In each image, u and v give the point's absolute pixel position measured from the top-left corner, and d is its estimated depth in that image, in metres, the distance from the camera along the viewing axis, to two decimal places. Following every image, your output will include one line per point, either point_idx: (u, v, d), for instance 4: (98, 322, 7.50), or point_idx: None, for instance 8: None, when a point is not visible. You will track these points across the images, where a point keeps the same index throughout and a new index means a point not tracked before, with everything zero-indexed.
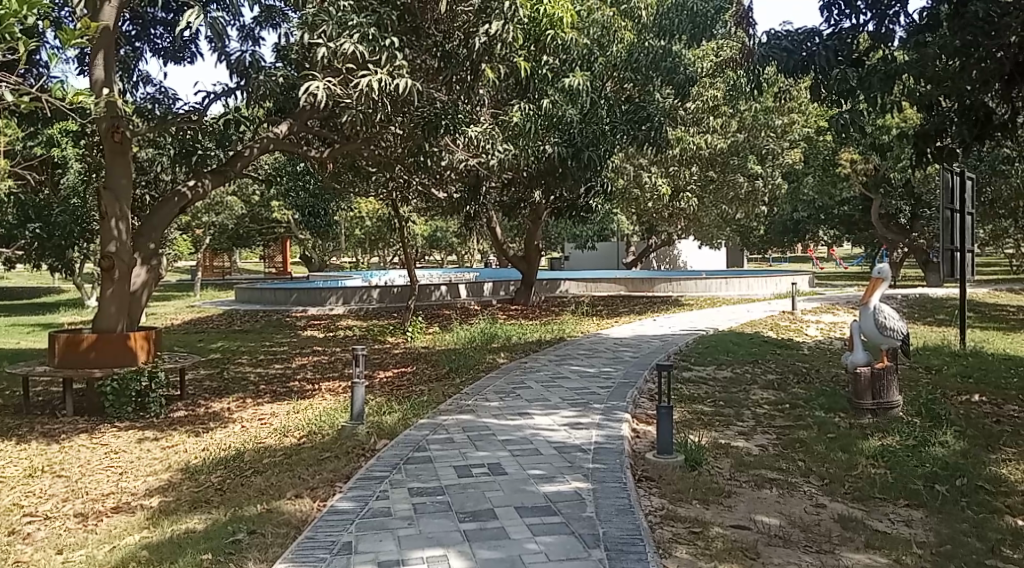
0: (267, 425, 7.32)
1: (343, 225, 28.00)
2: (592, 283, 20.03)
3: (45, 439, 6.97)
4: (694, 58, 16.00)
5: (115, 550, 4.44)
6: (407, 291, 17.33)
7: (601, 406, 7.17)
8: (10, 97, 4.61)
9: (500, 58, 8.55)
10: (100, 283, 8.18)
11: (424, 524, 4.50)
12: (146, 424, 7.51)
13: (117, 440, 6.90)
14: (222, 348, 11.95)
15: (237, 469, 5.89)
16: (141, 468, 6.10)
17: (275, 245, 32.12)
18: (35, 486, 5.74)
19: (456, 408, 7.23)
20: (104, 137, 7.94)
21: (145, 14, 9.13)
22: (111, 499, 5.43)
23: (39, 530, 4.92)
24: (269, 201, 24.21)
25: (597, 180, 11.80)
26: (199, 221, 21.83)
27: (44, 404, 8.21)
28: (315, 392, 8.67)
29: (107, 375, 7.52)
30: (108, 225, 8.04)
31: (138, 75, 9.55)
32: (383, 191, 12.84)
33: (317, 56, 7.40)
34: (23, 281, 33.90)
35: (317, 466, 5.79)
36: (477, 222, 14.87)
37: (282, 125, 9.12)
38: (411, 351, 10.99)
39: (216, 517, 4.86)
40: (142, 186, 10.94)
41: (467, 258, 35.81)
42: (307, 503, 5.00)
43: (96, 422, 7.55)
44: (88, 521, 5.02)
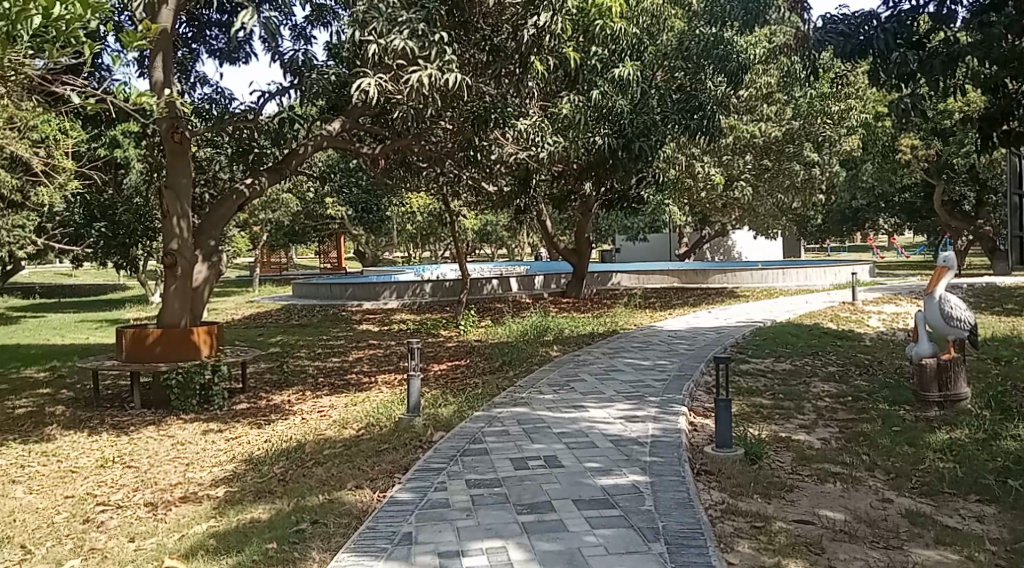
0: (326, 417, 7.45)
1: (395, 221, 28.27)
2: (644, 275, 19.89)
3: (116, 431, 7.21)
4: (747, 44, 15.67)
5: (185, 538, 4.57)
6: (459, 285, 17.42)
7: (656, 399, 7.11)
8: (78, 100, 4.68)
9: (549, 50, 8.52)
10: (164, 279, 8.42)
11: (482, 515, 4.53)
12: (210, 416, 7.71)
13: (184, 432, 7.09)
14: (281, 342, 12.19)
15: (299, 461, 6.00)
16: (206, 458, 6.26)
17: (330, 241, 32.66)
18: (107, 476, 5.94)
19: (511, 401, 7.24)
20: (164, 138, 8.11)
21: (200, 15, 9.33)
22: (179, 489, 5.59)
23: (111, 519, 5.08)
24: (323, 198, 24.58)
25: (650, 172, 11.59)
26: (257, 219, 22.34)
27: (113, 398, 8.47)
28: (372, 385, 8.79)
29: (172, 369, 7.74)
30: (170, 223, 8.27)
31: (195, 75, 9.80)
32: (435, 185, 12.92)
33: (368, 54, 7.51)
34: (91, 279, 35.28)
35: (376, 457, 5.87)
36: (528, 215, 14.85)
37: (334, 123, 9.30)
38: (464, 344, 11.08)
39: (280, 507, 4.96)
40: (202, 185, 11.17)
41: (518, 251, 35.82)
42: (367, 494, 5.07)
43: (163, 414, 7.79)
44: (159, 510, 5.18)
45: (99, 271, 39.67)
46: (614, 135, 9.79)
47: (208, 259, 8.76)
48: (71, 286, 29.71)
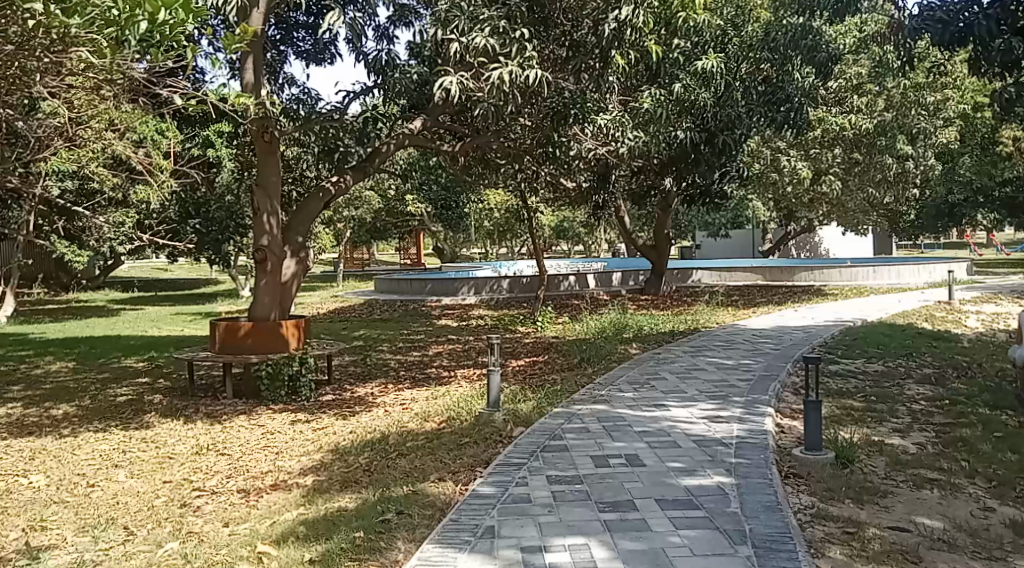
0: (408, 410, 7.57)
1: (473, 217, 28.51)
2: (727, 272, 19.49)
3: (210, 419, 7.51)
4: (837, 34, 15.14)
5: (276, 524, 4.73)
6: (537, 282, 17.43)
7: (741, 399, 6.95)
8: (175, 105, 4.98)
9: (630, 44, 8.46)
10: (255, 274, 8.75)
11: (564, 511, 4.52)
12: (298, 407, 7.95)
13: (273, 421, 7.33)
14: (363, 336, 12.46)
15: (383, 452, 6.12)
16: (294, 448, 6.46)
17: (409, 238, 33.21)
18: (202, 463, 6.19)
19: (591, 398, 7.20)
20: (256, 138, 8.48)
21: (288, 17, 9.61)
22: (270, 477, 5.78)
23: (207, 504, 5.30)
24: (404, 195, 25.00)
25: (734, 166, 11.33)
26: (340, 216, 22.90)
27: (207, 388, 8.83)
28: (452, 379, 8.89)
29: (262, 361, 8.02)
30: (260, 219, 8.61)
31: (283, 77, 10.04)
32: (514, 182, 12.94)
33: (450, 52, 7.59)
34: (185, 274, 36.88)
35: (458, 450, 5.94)
36: (606, 211, 14.72)
37: (416, 122, 9.58)
38: (542, 341, 11.08)
39: (366, 497, 5.07)
40: (289, 183, 11.51)
41: (596, 248, 35.61)
42: (449, 487, 5.13)
43: (254, 404, 8.07)
44: (251, 496, 5.37)
45: (193, 267, 41.45)
46: (697, 128, 9.41)
47: (297, 254, 9.04)
48: (167, 280, 31.14)
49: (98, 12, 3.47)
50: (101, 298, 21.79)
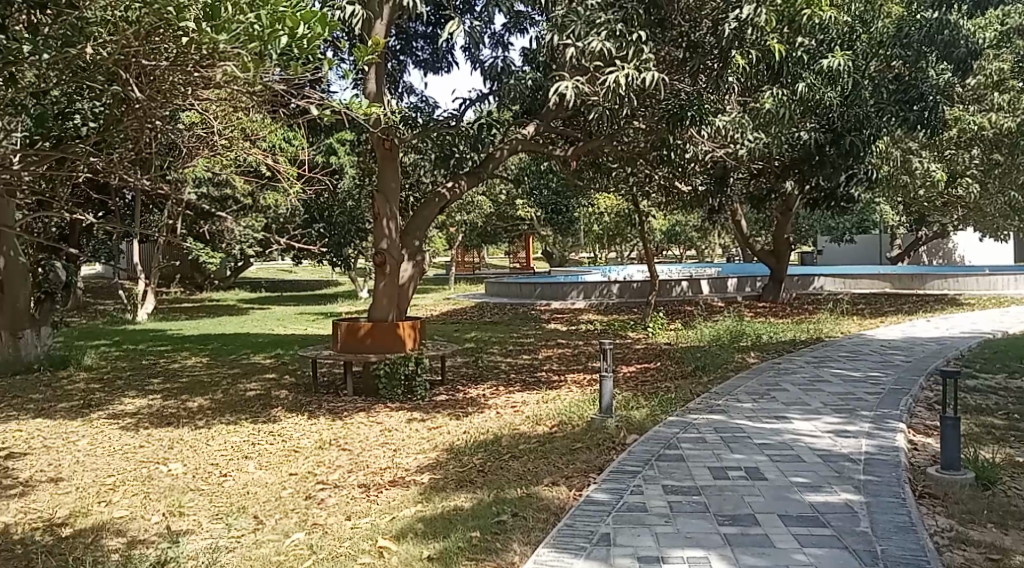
0: (521, 412, 7.63)
1: (583, 221, 28.48)
2: (852, 280, 18.66)
3: (331, 415, 7.82)
4: (977, 27, 14.18)
5: (395, 520, 4.87)
6: (648, 287, 17.22)
7: (869, 413, 6.62)
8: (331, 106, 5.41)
9: (751, 43, 8.23)
10: (374, 277, 9.10)
11: (682, 523, 4.43)
12: (413, 405, 8.16)
13: (390, 419, 7.56)
14: (475, 338, 12.67)
15: (497, 453, 6.19)
16: (411, 446, 6.63)
17: (519, 242, 33.51)
18: (325, 457, 6.45)
19: (706, 407, 7.04)
20: (376, 146, 8.78)
21: (408, 27, 9.88)
22: (388, 473, 5.96)
23: (329, 497, 5.51)
24: (515, 199, 25.27)
25: (862, 169, 10.82)
26: (453, 220, 23.38)
27: (328, 384, 9.20)
28: (563, 384, 8.90)
29: (380, 360, 8.29)
30: (380, 224, 8.91)
31: (402, 86, 10.35)
32: (626, 186, 12.84)
33: (566, 56, 7.60)
34: (306, 275, 38.63)
35: (571, 455, 5.93)
36: (722, 216, 14.36)
37: (529, 126, 9.62)
38: (654, 347, 10.94)
39: (480, 497, 5.14)
40: (407, 188, 11.85)
41: (709, 252, 34.83)
42: (563, 491, 5.13)
43: (372, 402, 8.35)
44: (371, 491, 5.55)
45: (314, 268, 43.35)
46: (821, 129, 9.45)
47: (413, 257, 9.27)
48: (290, 281, 32.71)
49: (242, 28, 3.62)
50: (231, 297, 23.11)
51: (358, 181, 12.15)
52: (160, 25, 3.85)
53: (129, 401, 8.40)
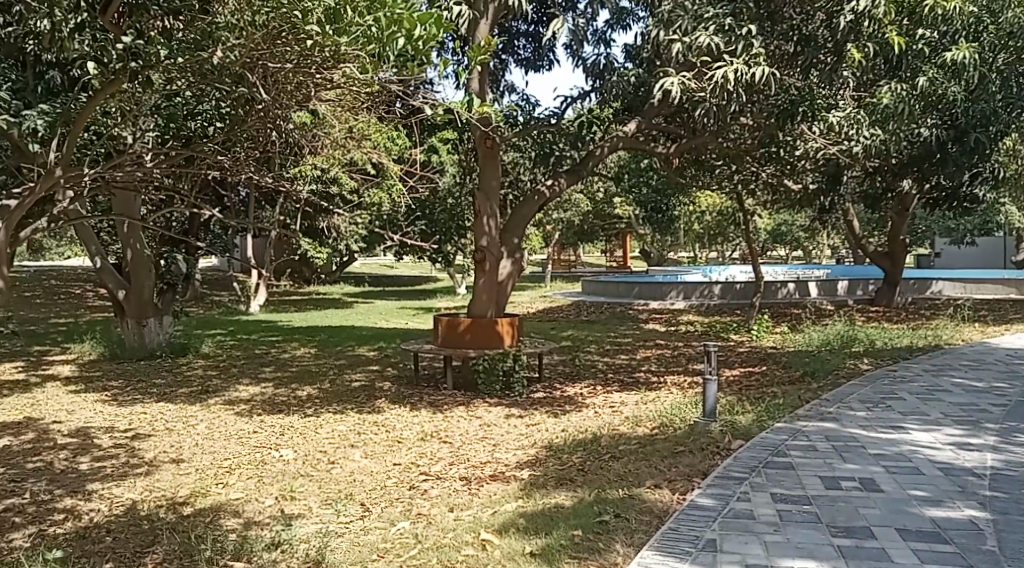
0: (620, 412, 7.58)
1: (683, 220, 27.99)
2: (973, 284, 17.61)
3: (432, 408, 7.98)
4: None
5: (498, 514, 4.92)
6: (751, 288, 16.76)
7: (994, 426, 6.23)
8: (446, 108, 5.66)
9: (869, 36, 7.90)
10: (474, 274, 9.18)
11: (791, 532, 4.29)
12: (512, 401, 8.22)
13: (489, 414, 7.65)
14: (573, 336, 12.65)
15: (596, 453, 6.16)
16: (510, 442, 6.68)
17: (616, 240, 33.26)
18: (427, 449, 6.58)
19: (815, 414, 6.80)
20: (478, 144, 8.86)
21: (510, 26, 9.89)
22: (489, 467, 6.03)
23: (433, 488, 5.61)
24: (613, 198, 25.10)
25: (988, 167, 10.20)
26: (550, 218, 23.44)
27: (429, 378, 9.38)
28: (662, 385, 8.77)
29: (479, 356, 8.40)
30: (481, 221, 8.98)
31: (504, 84, 10.38)
32: (731, 184, 12.54)
33: (672, 52, 7.48)
34: (406, 271, 39.53)
35: (673, 458, 5.84)
36: (831, 215, 13.80)
37: (631, 124, 9.50)
38: (758, 350, 10.63)
39: (582, 496, 5.13)
40: (507, 186, 11.95)
41: (815, 253, 33.58)
42: (666, 494, 5.06)
43: (471, 396, 8.47)
44: (473, 485, 5.63)
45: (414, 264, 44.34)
46: (942, 125, 9.00)
47: (512, 255, 9.31)
48: (391, 276, 33.56)
49: (361, 30, 3.67)
50: (335, 291, 23.92)
51: (459, 179, 12.34)
52: (284, 30, 3.93)
53: (243, 388, 8.81)
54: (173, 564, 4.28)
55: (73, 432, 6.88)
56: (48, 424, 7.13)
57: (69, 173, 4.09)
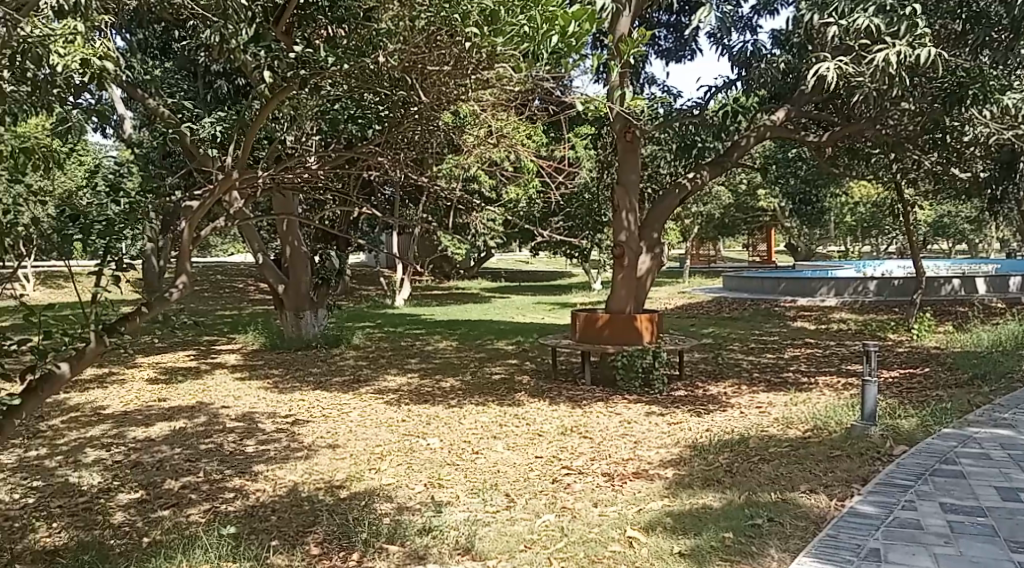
0: (767, 413, 7.30)
1: (832, 212, 26.61)
2: None
3: (572, 403, 8.00)
4: None
5: (643, 512, 4.85)
6: (911, 284, 15.69)
7: None
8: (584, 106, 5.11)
9: None
10: (613, 269, 9.09)
11: (965, 545, 3.98)
12: (652, 398, 8.10)
13: (629, 411, 7.58)
14: (715, 333, 12.32)
15: (744, 454, 5.96)
16: (652, 440, 6.58)
17: (759, 234, 32.09)
18: (568, 443, 6.59)
19: (989, 421, 6.27)
20: (617, 138, 8.75)
21: (652, 18, 9.76)
22: (631, 464, 5.97)
23: (576, 482, 5.61)
24: (756, 189, 24.22)
25: None
26: (690, 211, 22.93)
27: (568, 372, 9.41)
28: (813, 386, 8.37)
29: (618, 352, 8.35)
30: (619, 216, 8.92)
31: (645, 77, 10.23)
32: (889, 174, 11.77)
33: (827, 37, 7.08)
34: (543, 266, 39.90)
35: (828, 462, 5.55)
36: (1007, 205, 12.65)
37: (779, 112, 9.08)
38: (920, 350, 9.93)
39: (730, 498, 4.98)
40: (647, 180, 11.78)
41: (983, 246, 31.00)
42: (823, 500, 4.82)
43: (610, 392, 8.43)
44: (616, 481, 5.58)
45: (551, 259, 44.63)
46: None
47: (652, 250, 9.14)
48: (528, 270, 33.97)
49: (516, 30, 3.83)
50: (474, 286, 24.47)
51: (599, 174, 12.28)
52: (443, 32, 4.00)
53: (391, 378, 9.19)
54: (331, 544, 4.51)
55: (240, 416, 7.41)
56: (218, 408, 7.72)
57: (243, 176, 4.39)
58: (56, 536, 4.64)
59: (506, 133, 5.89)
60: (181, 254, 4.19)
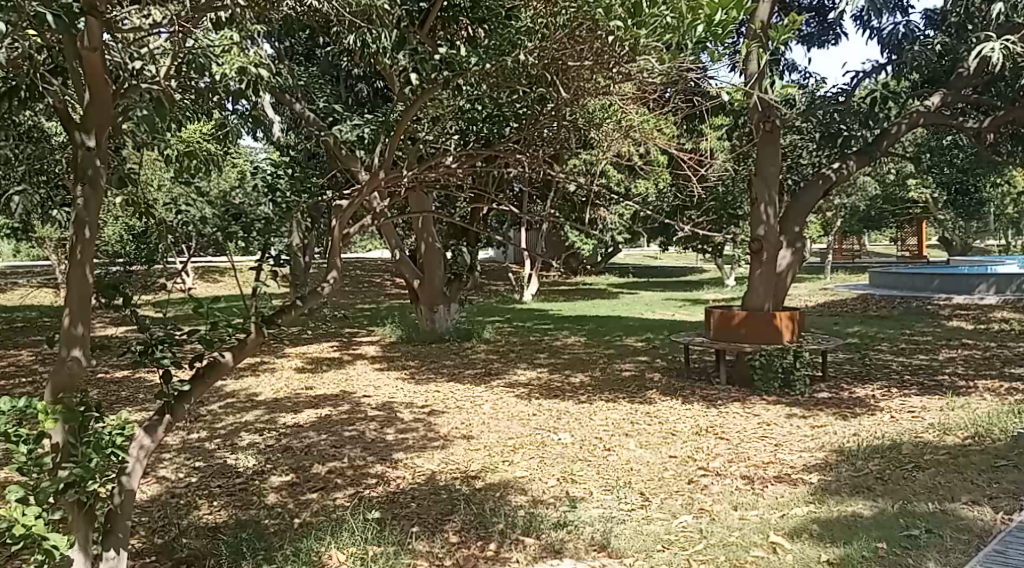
0: (921, 418, 6.83)
1: (992, 203, 24.60)
2: None
3: (706, 402, 7.79)
4: None
5: (788, 517, 4.67)
6: None
7: None
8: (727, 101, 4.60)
9: None
10: (750, 265, 8.75)
11: None
12: (792, 400, 7.77)
13: (768, 412, 7.30)
14: (860, 332, 11.67)
15: (896, 461, 5.61)
16: (794, 443, 6.31)
17: (908, 227, 30.14)
18: (704, 443, 6.42)
19: None
20: (756, 128, 8.38)
21: (792, 3, 9.43)
22: (772, 467, 5.74)
23: (714, 484, 5.44)
24: (906, 179, 22.74)
25: None
26: (831, 203, 21.83)
27: (701, 371, 9.18)
28: (972, 391, 7.77)
29: (756, 351, 8.07)
30: (757, 210, 8.53)
31: (784, 64, 9.85)
32: None
33: (992, 13, 6.52)
34: (672, 260, 39.22)
35: (993, 473, 5.14)
36: None
37: (935, 97, 8.46)
38: None
39: (883, 507, 4.70)
40: (786, 172, 11.31)
41: None
42: (989, 513, 4.46)
43: (747, 392, 8.16)
44: (756, 484, 5.39)
45: (681, 254, 43.69)
46: None
47: (792, 245, 8.75)
48: (658, 266, 33.46)
49: (659, 21, 3.65)
50: (603, 282, 24.35)
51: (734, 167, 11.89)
52: (585, 29, 4.07)
53: (522, 372, 9.28)
54: (469, 533, 4.60)
55: (379, 405, 7.70)
56: (359, 397, 8.06)
57: (389, 175, 4.54)
58: (217, 513, 4.98)
59: (643, 127, 5.80)
60: (333, 251, 4.45)
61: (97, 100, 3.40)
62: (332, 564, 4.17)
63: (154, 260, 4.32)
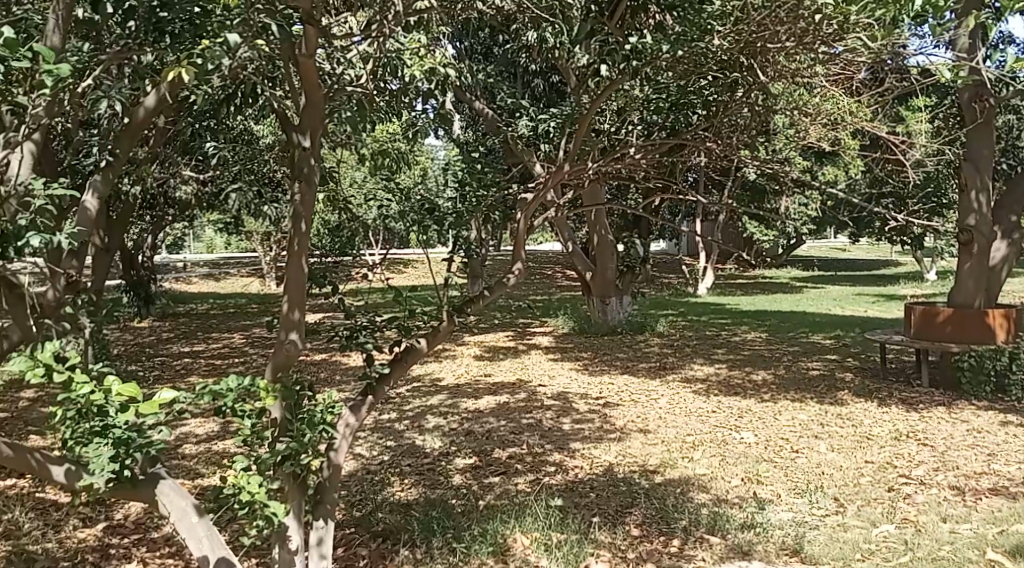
0: None
1: None
2: None
3: (906, 406, 7.25)
4: None
5: (1008, 534, 4.24)
6: None
7: None
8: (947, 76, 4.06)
9: None
10: (957, 257, 8.02)
11: None
12: (1008, 407, 7.06)
13: (979, 419, 6.68)
14: None
15: None
16: (1011, 454, 5.72)
17: None
18: (904, 449, 5.97)
19: None
20: (967, 108, 7.66)
21: None
22: (987, 479, 5.24)
23: (918, 493, 5.04)
24: None
25: None
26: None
27: (898, 372, 8.54)
28: None
29: (964, 351, 7.46)
30: (967, 197, 7.79)
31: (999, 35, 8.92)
32: None
33: None
34: (858, 253, 36.83)
35: None
36: None
37: None
38: None
39: None
40: (999, 156, 10.27)
41: None
42: None
43: (953, 396, 7.52)
44: (968, 496, 4.94)
45: (870, 246, 40.82)
46: None
47: (1007, 236, 7.95)
48: (844, 259, 31.50)
49: None
50: (782, 276, 23.26)
51: None
52: (785, 10, 3.79)
53: (699, 367, 9.07)
54: (651, 528, 4.55)
55: (556, 395, 7.80)
56: (536, 386, 8.20)
57: (574, 167, 4.52)
58: (408, 492, 5.25)
59: (842, 111, 5.47)
60: (517, 243, 4.50)
61: (312, 103, 3.66)
62: (517, 548, 4.28)
63: (347, 250, 4.62)
